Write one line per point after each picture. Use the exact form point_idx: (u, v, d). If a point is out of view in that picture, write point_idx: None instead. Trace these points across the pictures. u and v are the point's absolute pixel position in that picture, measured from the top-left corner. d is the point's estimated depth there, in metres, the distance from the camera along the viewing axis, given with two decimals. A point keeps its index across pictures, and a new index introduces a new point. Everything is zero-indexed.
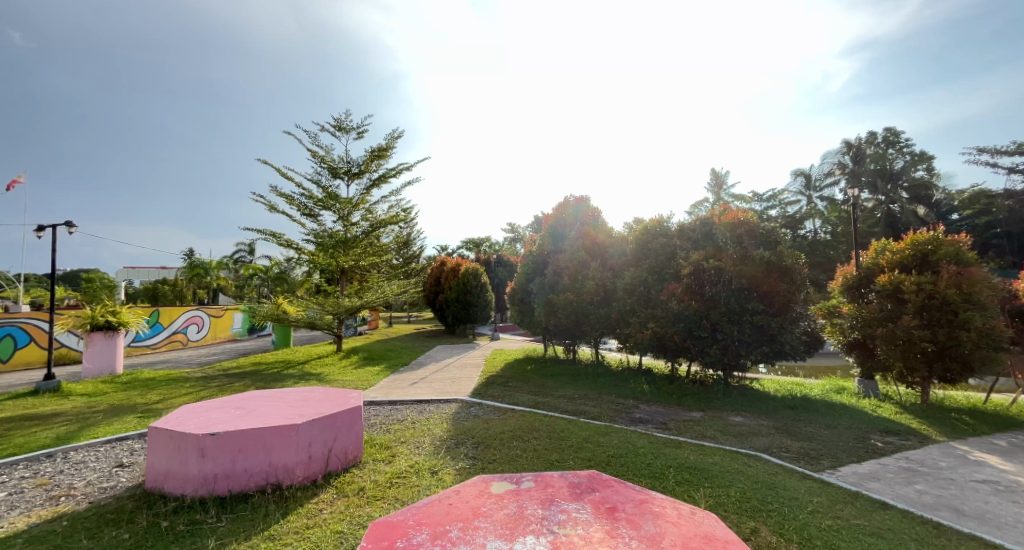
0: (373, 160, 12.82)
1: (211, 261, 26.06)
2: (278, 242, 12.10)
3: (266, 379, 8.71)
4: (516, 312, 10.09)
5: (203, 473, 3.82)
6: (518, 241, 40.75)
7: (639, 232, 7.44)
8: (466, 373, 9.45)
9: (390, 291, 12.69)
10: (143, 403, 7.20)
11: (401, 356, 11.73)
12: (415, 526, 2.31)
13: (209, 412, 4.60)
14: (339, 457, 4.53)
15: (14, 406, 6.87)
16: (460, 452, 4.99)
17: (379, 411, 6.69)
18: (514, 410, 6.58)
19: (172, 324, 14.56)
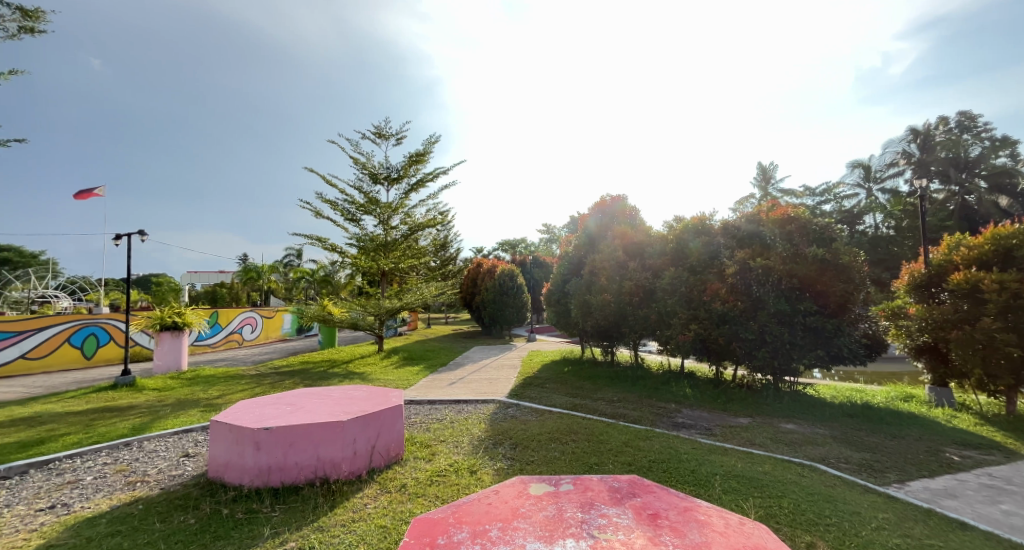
0: (411, 165, 13.18)
1: (264, 265, 27.70)
2: (323, 246, 12.68)
3: (314, 377, 9.14)
4: (552, 313, 10.05)
5: (258, 464, 4.07)
6: (553, 242, 40.54)
7: (679, 230, 7.22)
8: (503, 374, 9.50)
9: (428, 293, 12.98)
10: (205, 398, 7.75)
11: (439, 356, 11.96)
12: (455, 525, 2.35)
13: (263, 408, 4.89)
14: (382, 454, 4.68)
15: (96, 398, 7.58)
16: (498, 453, 5.03)
17: (420, 410, 6.86)
18: (551, 412, 6.54)
19: (229, 325, 15.59)
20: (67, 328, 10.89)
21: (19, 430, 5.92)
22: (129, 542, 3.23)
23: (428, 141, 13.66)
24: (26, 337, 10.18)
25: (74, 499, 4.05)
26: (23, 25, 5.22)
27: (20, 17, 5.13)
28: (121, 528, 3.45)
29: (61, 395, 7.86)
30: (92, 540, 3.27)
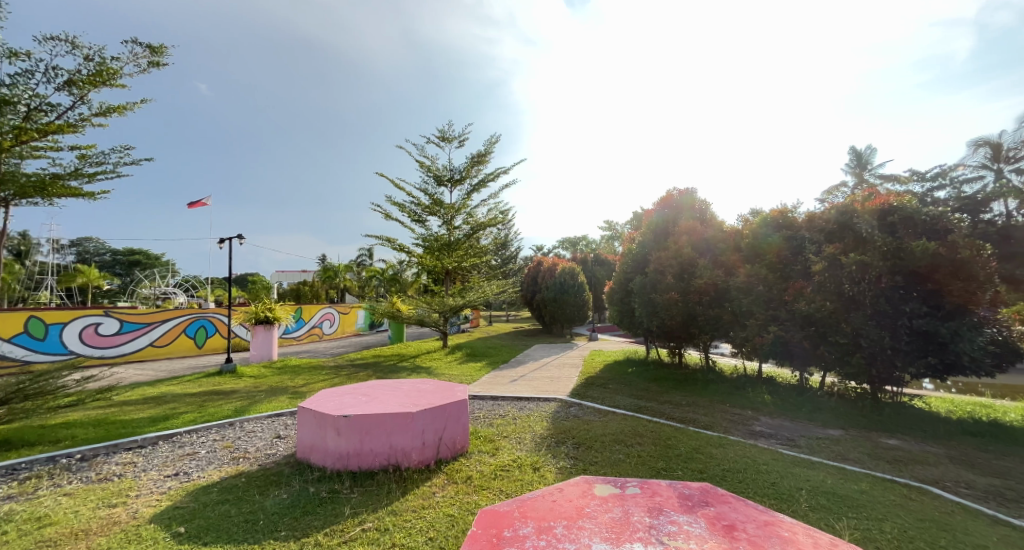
0: (473, 166, 13.53)
1: (340, 265, 29.95)
2: (392, 246, 13.42)
3: (385, 370, 9.71)
4: (615, 312, 9.83)
5: (339, 449, 4.43)
6: (616, 239, 39.53)
7: (757, 224, 6.69)
8: (564, 373, 9.45)
9: (489, 291, 13.24)
10: (292, 386, 8.56)
11: (501, 353, 12.17)
12: (519, 518, 2.40)
13: (342, 397, 5.31)
14: (449, 446, 4.87)
15: (206, 383, 8.67)
16: (561, 451, 5.02)
17: (483, 406, 7.02)
18: (615, 414, 6.40)
19: (311, 320, 17.06)
20: (184, 320, 12.57)
21: (150, 407, 6.95)
22: (235, 510, 3.67)
23: (488, 142, 13.95)
24: (153, 327, 11.91)
25: (192, 468, 4.68)
26: (150, 60, 6.06)
27: (147, 53, 5.96)
28: (229, 497, 3.93)
29: (179, 379, 9.08)
30: (207, 506, 3.76)
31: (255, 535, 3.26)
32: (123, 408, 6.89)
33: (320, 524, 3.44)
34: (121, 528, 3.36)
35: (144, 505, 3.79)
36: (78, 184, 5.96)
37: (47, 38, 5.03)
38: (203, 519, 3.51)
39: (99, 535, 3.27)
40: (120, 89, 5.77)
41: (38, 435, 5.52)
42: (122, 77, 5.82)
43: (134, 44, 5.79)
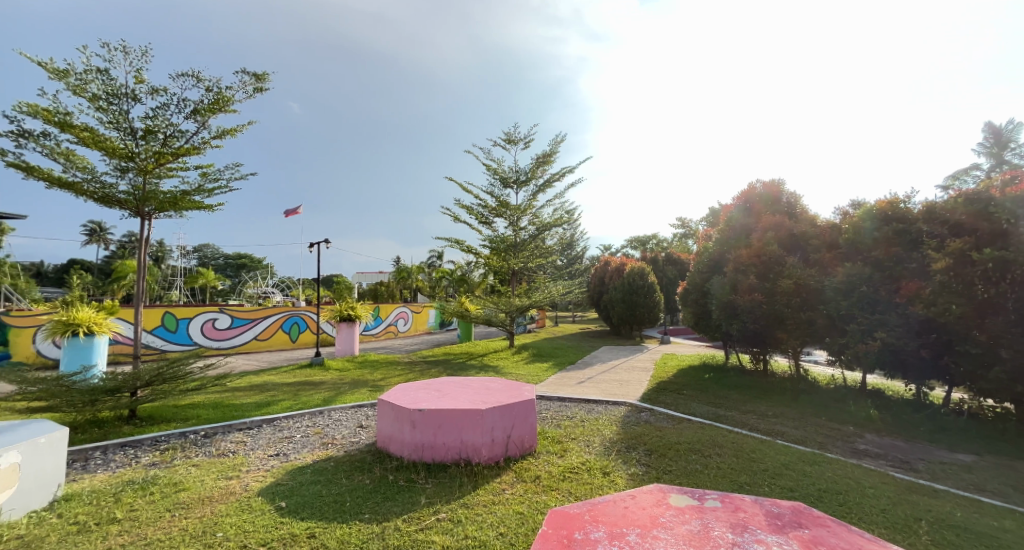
0: (539, 166, 13.59)
1: (413, 266, 31.69)
2: (461, 248, 13.87)
3: (455, 367, 10.08)
4: (688, 313, 9.31)
5: (415, 441, 4.69)
6: (689, 236, 37.42)
7: (859, 217, 5.96)
8: (634, 376, 9.13)
9: (555, 292, 13.20)
10: (372, 379, 9.20)
11: (567, 354, 12.08)
12: (590, 521, 2.37)
13: (417, 392, 5.60)
14: (517, 444, 4.94)
15: (299, 373, 9.61)
16: (632, 457, 4.86)
17: (550, 407, 7.01)
18: (690, 421, 6.07)
19: (387, 318, 18.22)
20: (281, 317, 14.06)
21: (255, 394, 7.86)
22: (326, 491, 4.02)
23: (554, 142, 13.92)
24: (257, 323, 13.48)
25: (290, 450, 5.22)
26: (255, 86, 6.86)
27: (254, 80, 6.76)
28: (320, 478, 4.33)
29: (277, 369, 10.17)
30: (303, 485, 4.16)
31: (343, 515, 3.55)
32: (234, 393, 7.88)
33: (399, 510, 3.65)
34: (235, 498, 3.84)
35: (252, 480, 4.30)
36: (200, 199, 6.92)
37: (179, 75, 5.90)
38: (300, 496, 3.90)
39: (220, 502, 3.77)
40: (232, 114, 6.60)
41: (172, 413, 6.50)
42: (234, 103, 6.65)
43: (242, 73, 6.60)
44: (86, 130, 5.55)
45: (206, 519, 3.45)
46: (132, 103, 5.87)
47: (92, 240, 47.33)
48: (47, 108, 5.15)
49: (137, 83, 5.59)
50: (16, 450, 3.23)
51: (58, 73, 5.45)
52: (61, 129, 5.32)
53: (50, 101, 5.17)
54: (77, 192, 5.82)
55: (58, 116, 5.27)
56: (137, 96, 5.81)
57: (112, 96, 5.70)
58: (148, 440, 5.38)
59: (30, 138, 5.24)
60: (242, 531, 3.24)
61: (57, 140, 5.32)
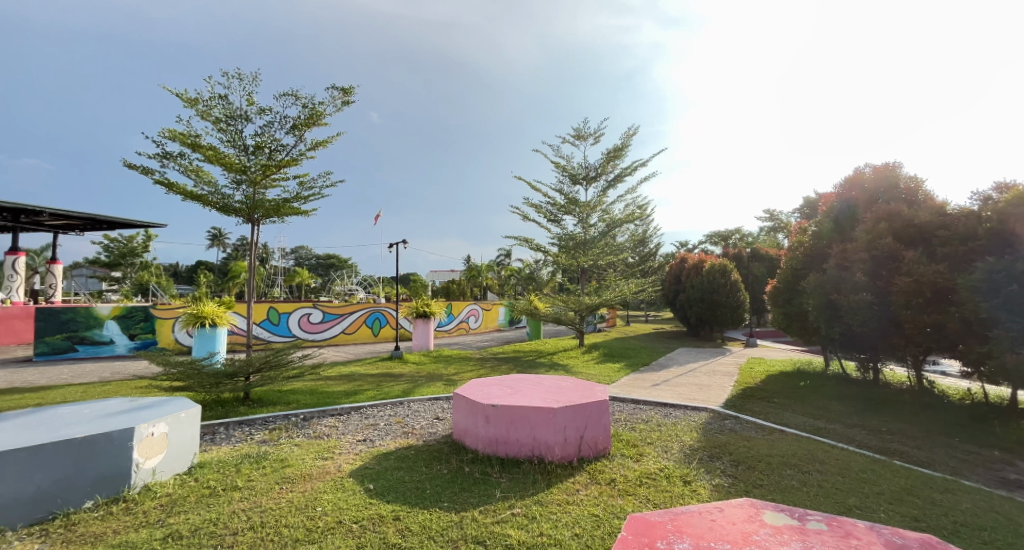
0: (610, 161, 13.22)
1: (483, 265, 32.63)
2: (530, 246, 13.94)
3: (525, 365, 10.16)
4: (779, 315, 8.50)
5: (489, 435, 4.82)
6: (780, 230, 34.19)
7: (1006, 203, 4.98)
8: (715, 381, 8.56)
9: (627, 290, 12.80)
10: (447, 374, 9.59)
11: (640, 355, 11.63)
12: (674, 530, 2.26)
13: (490, 387, 5.74)
14: (591, 445, 4.85)
15: (381, 366, 10.31)
16: (716, 467, 4.54)
17: (624, 409, 6.80)
18: (783, 432, 5.55)
19: (459, 315, 18.91)
20: (365, 312, 15.19)
21: (344, 383, 8.56)
22: (408, 477, 4.26)
23: (625, 135, 13.48)
24: (345, 317, 14.70)
25: (376, 437, 5.63)
26: (343, 100, 7.44)
27: (342, 94, 7.34)
28: (403, 465, 4.60)
29: (362, 361, 10.99)
30: (388, 469, 4.46)
31: (425, 501, 3.73)
32: (327, 382, 8.67)
33: (475, 502, 3.76)
34: (332, 477, 4.22)
35: (345, 462, 4.69)
36: (298, 205, 7.68)
37: (282, 95, 6.59)
38: (385, 480, 4.18)
39: (319, 479, 4.16)
40: (324, 127, 7.24)
41: (278, 397, 7.31)
42: (326, 116, 7.27)
43: (333, 89, 7.20)
44: (211, 149, 6.41)
45: (308, 493, 3.84)
46: (245, 123, 6.67)
47: (213, 244, 54.99)
48: (182, 132, 6.02)
49: (249, 105, 6.34)
50: (164, 422, 3.80)
51: (190, 102, 6.35)
52: (193, 149, 6.20)
53: (184, 125, 6.04)
54: (204, 203, 6.75)
55: (190, 138, 6.14)
56: (249, 116, 6.59)
57: (230, 118, 6.53)
58: (258, 420, 6.10)
59: (169, 158, 6.17)
60: (338, 508, 3.55)
61: (189, 159, 6.21)
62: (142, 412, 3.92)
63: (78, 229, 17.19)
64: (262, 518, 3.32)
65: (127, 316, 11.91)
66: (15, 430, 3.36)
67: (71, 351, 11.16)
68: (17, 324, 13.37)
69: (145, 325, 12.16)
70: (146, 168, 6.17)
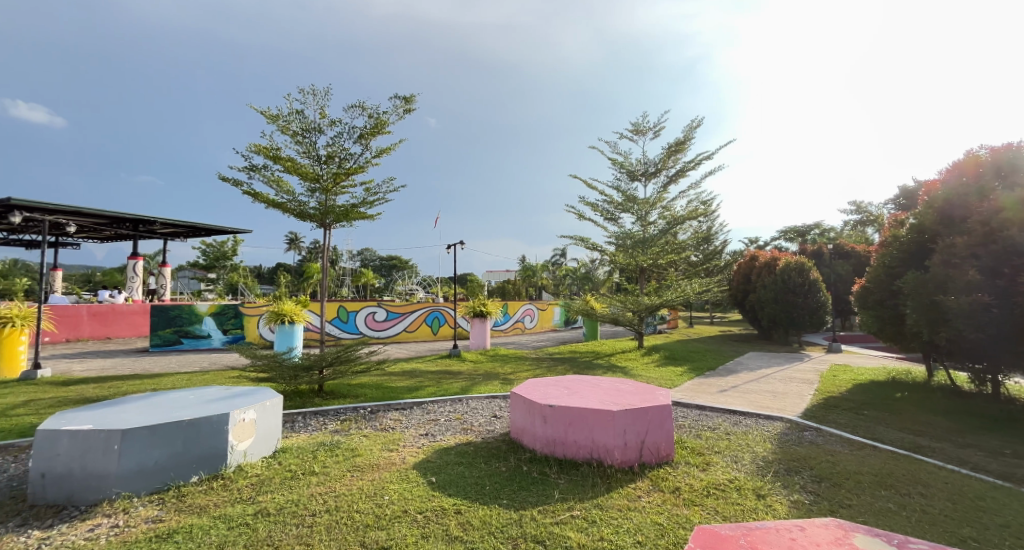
0: (670, 156, 12.67)
1: (538, 264, 32.74)
2: (586, 246, 13.73)
3: (582, 366, 10.01)
4: (869, 317, 7.64)
5: (546, 435, 4.81)
6: (869, 224, 30.89)
7: None
8: (792, 388, 7.89)
9: (689, 290, 12.20)
10: (504, 373, 9.69)
11: (705, 359, 11.02)
12: (746, 545, 2.11)
13: (548, 388, 5.72)
14: (652, 451, 4.66)
15: (441, 363, 10.67)
16: (794, 482, 4.17)
17: (689, 415, 6.47)
18: (874, 448, 4.99)
19: (515, 314, 19.07)
20: (425, 311, 15.79)
21: (406, 379, 8.96)
22: (468, 473, 4.36)
23: (687, 127, 12.85)
24: (406, 316, 15.39)
25: (437, 432, 5.82)
26: (405, 108, 7.79)
27: (404, 103, 7.69)
28: (463, 460, 4.71)
29: (423, 358, 11.43)
30: (449, 464, 4.60)
31: (484, 497, 3.79)
32: (391, 377, 9.12)
33: (534, 501, 3.76)
34: (397, 468, 4.42)
35: (408, 454, 4.90)
36: (364, 209, 8.15)
37: (351, 107, 7.04)
38: (446, 474, 4.31)
39: (385, 470, 4.38)
40: (388, 135, 7.62)
41: (347, 390, 7.81)
42: (389, 124, 7.66)
43: (395, 98, 7.57)
44: (289, 160, 7.00)
45: (376, 482, 4.06)
46: (319, 135, 7.21)
47: (290, 247, 60.09)
48: (265, 146, 6.63)
49: (322, 118, 6.85)
50: (252, 409, 4.20)
51: (272, 118, 6.97)
52: (274, 161, 6.79)
53: (267, 140, 6.65)
54: (284, 210, 7.39)
55: (272, 151, 6.75)
56: (322, 128, 7.12)
57: (306, 131, 7.09)
58: (331, 411, 6.55)
59: (255, 170, 6.82)
60: (403, 497, 3.71)
61: (272, 170, 6.82)
62: (235, 400, 4.36)
63: (181, 236, 19.51)
64: (336, 502, 3.55)
65: (221, 313, 13.35)
66: (136, 411, 3.88)
67: (178, 344, 12.68)
68: (136, 319, 15.47)
69: (235, 321, 13.55)
70: (236, 180, 6.87)
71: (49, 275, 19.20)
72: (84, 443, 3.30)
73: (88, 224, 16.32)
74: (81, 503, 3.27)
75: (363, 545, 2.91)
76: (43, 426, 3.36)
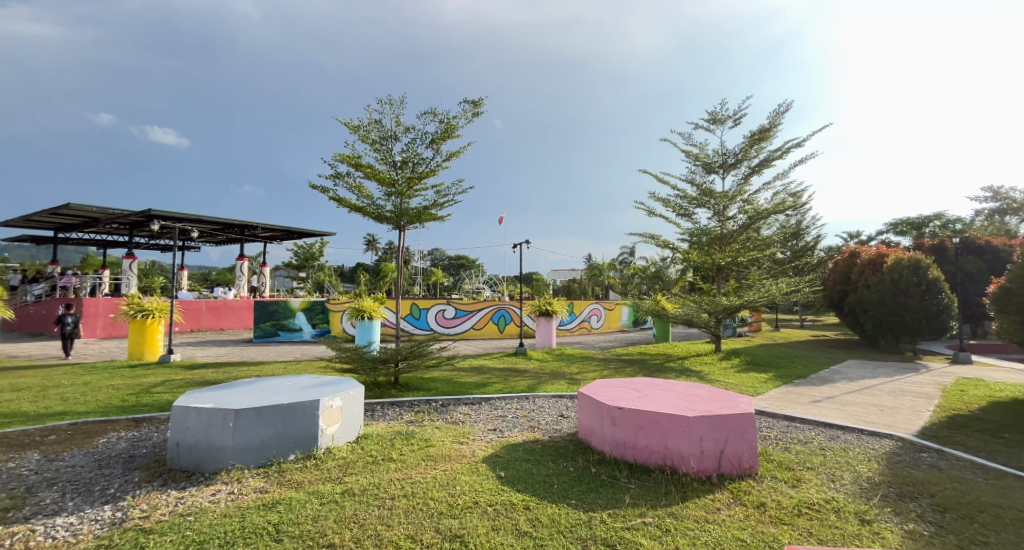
0: (753, 145, 11.70)
1: (605, 263, 32.07)
2: (656, 244, 13.15)
3: (653, 369, 9.58)
4: (1009, 323, 6.47)
5: (616, 438, 4.67)
6: (1009, 213, 26.12)
7: None
8: (904, 403, 6.89)
9: (775, 291, 11.17)
10: (571, 372, 9.59)
11: (794, 365, 10.02)
12: None
13: (617, 389, 5.56)
14: (733, 462, 4.34)
15: (508, 361, 10.83)
16: (908, 509, 3.64)
17: (776, 425, 5.92)
18: (1016, 478, 4.19)
19: (581, 314, 18.82)
20: (492, 309, 16.13)
21: (475, 374, 9.23)
22: (536, 471, 4.37)
23: (773, 112, 11.77)
24: (474, 314, 15.85)
25: (505, 428, 5.91)
26: (473, 112, 8.01)
27: (472, 107, 7.92)
28: (531, 458, 4.74)
29: (490, 355, 11.68)
30: (517, 460, 4.65)
31: (552, 496, 3.78)
32: (460, 373, 9.44)
33: (604, 504, 3.67)
34: (467, 461, 4.56)
35: (478, 448, 5.04)
36: (435, 211, 8.52)
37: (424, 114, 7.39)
38: (515, 470, 4.36)
39: (456, 461, 4.54)
40: (457, 138, 7.88)
41: (420, 384, 8.22)
42: (459, 128, 7.92)
43: (465, 102, 7.81)
44: (369, 167, 7.52)
45: (448, 472, 4.22)
46: (395, 142, 7.67)
47: (369, 248, 64.72)
48: (348, 155, 7.19)
49: (397, 126, 7.28)
50: (339, 397, 4.57)
51: (354, 129, 7.53)
52: (356, 168, 7.34)
53: (350, 149, 7.21)
54: (364, 214, 7.96)
55: (354, 159, 7.30)
56: (397, 136, 7.56)
57: (383, 139, 7.57)
58: (406, 402, 6.94)
59: (340, 178, 7.42)
60: (474, 489, 3.81)
61: (353, 177, 7.38)
62: (323, 388, 4.78)
63: (278, 239, 21.84)
64: (413, 489, 3.75)
65: (311, 309, 14.72)
66: (245, 394, 4.40)
67: (276, 335, 14.22)
68: (243, 313, 17.60)
69: (322, 316, 14.86)
70: (324, 187, 7.54)
71: (177, 274, 22.49)
72: (207, 419, 3.81)
73: (206, 230, 18.85)
74: (205, 471, 3.78)
75: (438, 531, 3.04)
76: (177, 402, 3.93)
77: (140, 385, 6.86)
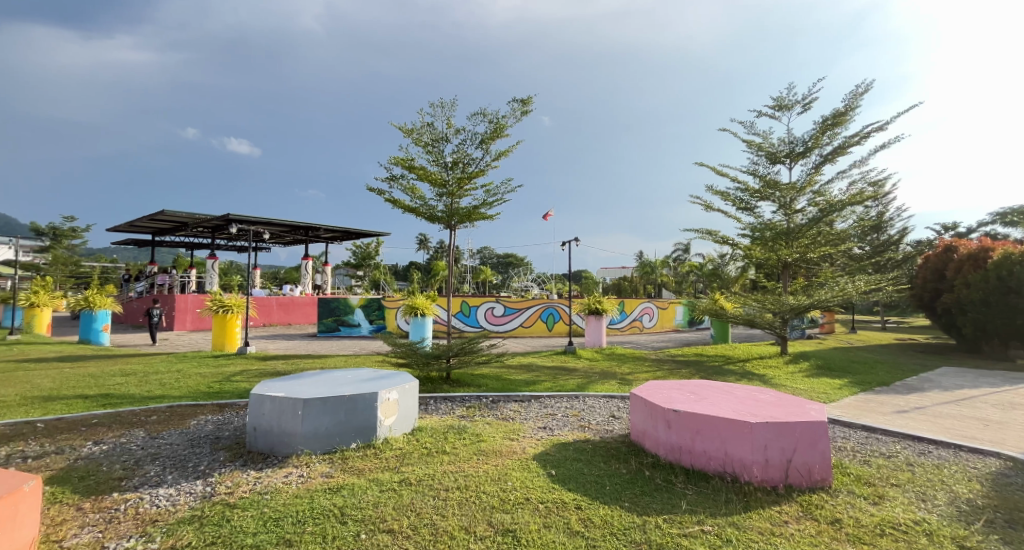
0: (825, 131, 10.77)
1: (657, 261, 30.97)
2: (714, 239, 12.49)
3: (711, 371, 9.12)
4: None
5: (671, 441, 4.50)
6: None
7: None
8: (1012, 417, 6.04)
9: (850, 289, 10.22)
10: (622, 372, 9.36)
11: (874, 371, 9.11)
12: None
13: (671, 391, 5.35)
14: (802, 473, 4.02)
15: (557, 359, 10.77)
16: (1019, 538, 3.19)
17: (854, 436, 5.41)
18: None
19: (632, 313, 18.32)
20: (541, 307, 16.11)
21: (524, 372, 9.27)
22: (587, 470, 4.31)
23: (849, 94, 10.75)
24: (523, 312, 15.92)
25: (555, 426, 5.89)
26: (522, 110, 8.04)
27: (521, 106, 7.94)
28: (582, 457, 4.68)
29: (539, 353, 11.68)
30: (567, 459, 4.62)
31: (604, 497, 3.70)
32: (510, 370, 9.52)
33: (659, 508, 3.55)
34: (518, 457, 4.59)
35: (529, 445, 5.06)
36: (485, 210, 8.64)
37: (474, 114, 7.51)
38: (566, 468, 4.33)
39: (507, 457, 4.59)
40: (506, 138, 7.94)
41: (471, 380, 8.39)
42: (509, 127, 7.97)
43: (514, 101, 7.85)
44: (422, 169, 7.77)
45: (498, 467, 4.27)
46: (446, 144, 7.86)
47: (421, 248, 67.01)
48: (403, 157, 7.48)
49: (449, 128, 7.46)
50: (395, 390, 4.76)
51: (408, 132, 7.81)
52: (409, 170, 7.61)
53: (404, 152, 7.49)
54: (417, 214, 8.24)
55: (408, 162, 7.58)
56: (448, 138, 7.75)
57: (435, 142, 7.78)
58: (458, 397, 7.11)
59: (395, 180, 7.74)
60: (525, 485, 3.83)
61: (407, 179, 7.67)
62: (381, 381, 5.00)
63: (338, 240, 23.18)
64: (465, 482, 3.83)
65: (368, 306, 15.50)
66: (312, 384, 4.71)
67: (337, 330, 15.12)
68: (308, 309, 18.88)
69: (378, 312, 15.59)
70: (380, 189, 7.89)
71: (251, 273, 24.58)
72: (280, 406, 4.12)
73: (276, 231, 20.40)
74: (278, 454, 4.09)
75: (490, 524, 3.09)
76: (254, 390, 4.29)
77: (223, 374, 7.57)
